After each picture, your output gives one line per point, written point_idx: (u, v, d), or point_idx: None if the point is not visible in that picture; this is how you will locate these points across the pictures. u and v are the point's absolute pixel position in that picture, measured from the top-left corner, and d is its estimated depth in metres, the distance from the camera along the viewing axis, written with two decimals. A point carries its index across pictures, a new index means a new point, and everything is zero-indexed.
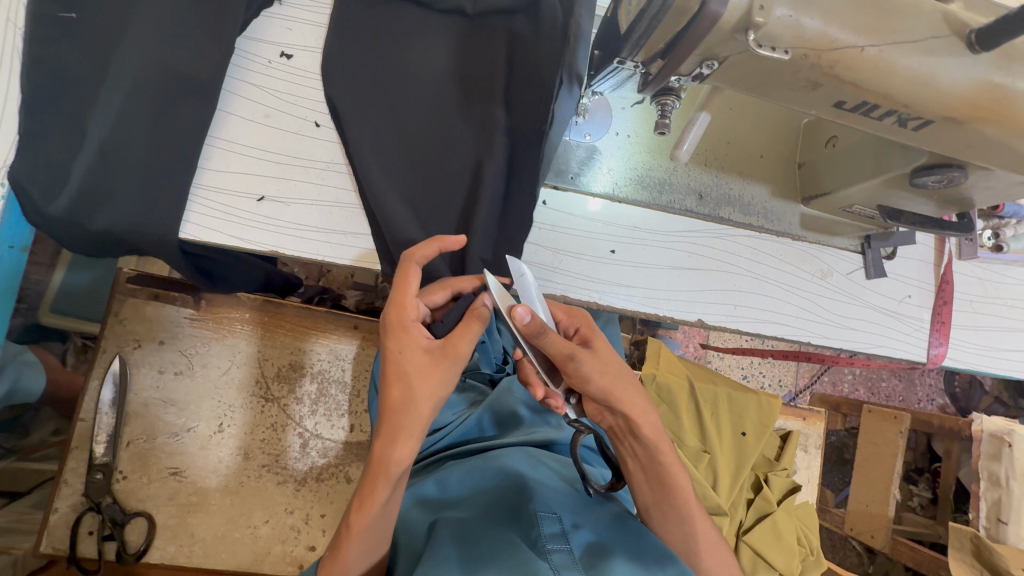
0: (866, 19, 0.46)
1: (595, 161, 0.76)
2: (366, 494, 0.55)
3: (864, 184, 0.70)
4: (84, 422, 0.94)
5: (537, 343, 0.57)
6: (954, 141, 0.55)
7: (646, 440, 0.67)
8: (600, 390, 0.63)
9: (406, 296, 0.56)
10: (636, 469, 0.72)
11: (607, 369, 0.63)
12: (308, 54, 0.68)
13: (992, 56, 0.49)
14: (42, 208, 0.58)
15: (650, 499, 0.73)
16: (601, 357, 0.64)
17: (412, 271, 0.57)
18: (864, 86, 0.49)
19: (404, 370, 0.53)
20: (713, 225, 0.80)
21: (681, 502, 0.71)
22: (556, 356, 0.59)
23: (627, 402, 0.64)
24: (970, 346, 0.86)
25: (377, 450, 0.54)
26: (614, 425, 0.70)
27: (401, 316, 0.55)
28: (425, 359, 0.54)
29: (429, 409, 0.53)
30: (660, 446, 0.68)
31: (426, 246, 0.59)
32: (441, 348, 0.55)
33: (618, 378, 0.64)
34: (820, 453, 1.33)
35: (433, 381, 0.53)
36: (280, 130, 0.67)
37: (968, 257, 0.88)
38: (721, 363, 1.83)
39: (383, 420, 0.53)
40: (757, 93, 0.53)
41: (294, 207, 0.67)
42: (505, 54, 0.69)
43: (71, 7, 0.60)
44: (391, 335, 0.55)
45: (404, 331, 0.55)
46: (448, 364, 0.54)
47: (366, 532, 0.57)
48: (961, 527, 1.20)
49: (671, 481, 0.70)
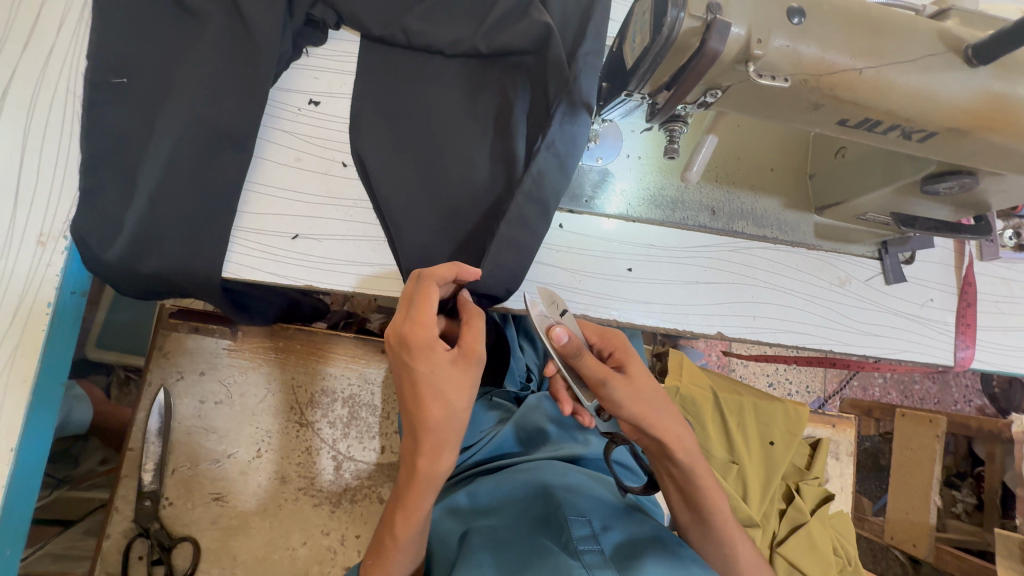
0: (862, 43, 0.48)
1: (608, 183, 0.79)
2: (411, 505, 0.61)
3: (876, 193, 0.71)
4: (132, 451, 1.00)
5: (573, 364, 0.62)
6: (962, 149, 0.56)
7: (681, 463, 0.68)
8: (634, 416, 0.65)
9: (426, 316, 0.57)
10: (672, 487, 0.75)
11: (639, 395, 0.64)
12: (334, 100, 0.73)
13: (989, 68, 0.50)
14: (99, 255, 0.63)
15: (688, 517, 0.75)
16: (636, 381, 0.66)
17: (431, 289, 0.59)
18: (865, 105, 0.51)
19: (439, 388, 0.56)
20: (727, 238, 0.82)
21: (717, 517, 0.72)
22: (590, 380, 0.63)
23: (661, 427, 0.66)
24: (999, 348, 0.85)
25: (422, 467, 0.58)
26: (649, 446, 0.71)
27: (426, 334, 0.57)
28: (456, 371, 0.57)
29: (465, 416, 0.58)
30: (694, 468, 0.70)
31: (445, 267, 0.61)
32: (467, 356, 0.58)
33: (652, 404, 0.65)
34: (852, 460, 1.31)
35: (467, 390, 0.57)
36: (311, 171, 0.72)
37: (990, 258, 0.87)
38: (746, 371, 1.81)
39: (425, 439, 0.57)
40: (762, 115, 0.55)
41: (325, 243, 0.71)
42: (521, 91, 0.74)
43: (122, 73, 0.66)
44: (419, 355, 0.56)
45: (431, 349, 0.56)
46: (476, 370, 0.58)
47: (412, 538, 0.63)
48: (1008, 533, 1.16)
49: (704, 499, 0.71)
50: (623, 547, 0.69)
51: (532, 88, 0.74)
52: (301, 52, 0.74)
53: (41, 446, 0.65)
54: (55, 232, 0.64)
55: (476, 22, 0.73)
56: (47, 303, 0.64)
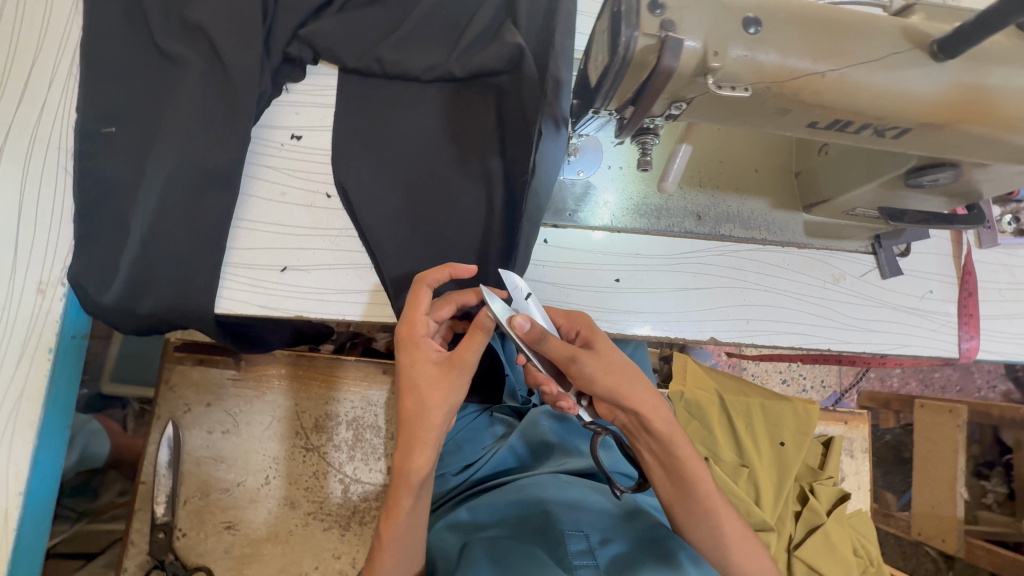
0: (822, 46, 0.48)
1: (591, 196, 0.79)
2: (393, 502, 0.66)
3: (862, 189, 0.70)
4: (144, 485, 1.02)
5: (539, 348, 0.62)
6: (940, 143, 0.55)
7: (659, 435, 0.72)
8: (606, 389, 0.66)
9: (416, 316, 0.63)
10: (654, 464, 0.77)
11: (609, 368, 0.66)
12: (316, 133, 0.75)
13: (957, 62, 0.50)
14: (96, 299, 0.66)
15: (672, 493, 0.77)
16: (605, 356, 0.67)
17: (423, 293, 0.63)
18: (832, 108, 0.51)
19: (416, 382, 0.62)
20: (715, 243, 0.81)
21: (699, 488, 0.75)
22: (560, 359, 0.63)
23: (635, 398, 0.68)
24: (1006, 336, 0.83)
25: (400, 461, 0.64)
26: (627, 424, 0.75)
27: (411, 333, 0.63)
28: (434, 371, 0.61)
29: (440, 418, 0.61)
30: (673, 440, 0.73)
31: (437, 270, 0.64)
32: (449, 359, 0.62)
33: (621, 376, 0.67)
34: (868, 457, 1.28)
35: (442, 391, 0.61)
36: (296, 204, 0.73)
37: (989, 245, 0.85)
38: (757, 369, 1.78)
39: (403, 430, 0.63)
40: (732, 123, 0.55)
41: (314, 273, 0.72)
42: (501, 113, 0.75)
43: (110, 122, 0.68)
44: (404, 350, 0.63)
45: (416, 346, 0.62)
46: (455, 375, 0.61)
47: (401, 538, 0.67)
48: None
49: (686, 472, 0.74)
50: (621, 558, 0.72)
51: (509, 109, 0.74)
52: (281, 89, 0.76)
53: (50, 463, 0.67)
54: (53, 280, 0.66)
55: (450, 48, 0.75)
56: (48, 349, 0.66)
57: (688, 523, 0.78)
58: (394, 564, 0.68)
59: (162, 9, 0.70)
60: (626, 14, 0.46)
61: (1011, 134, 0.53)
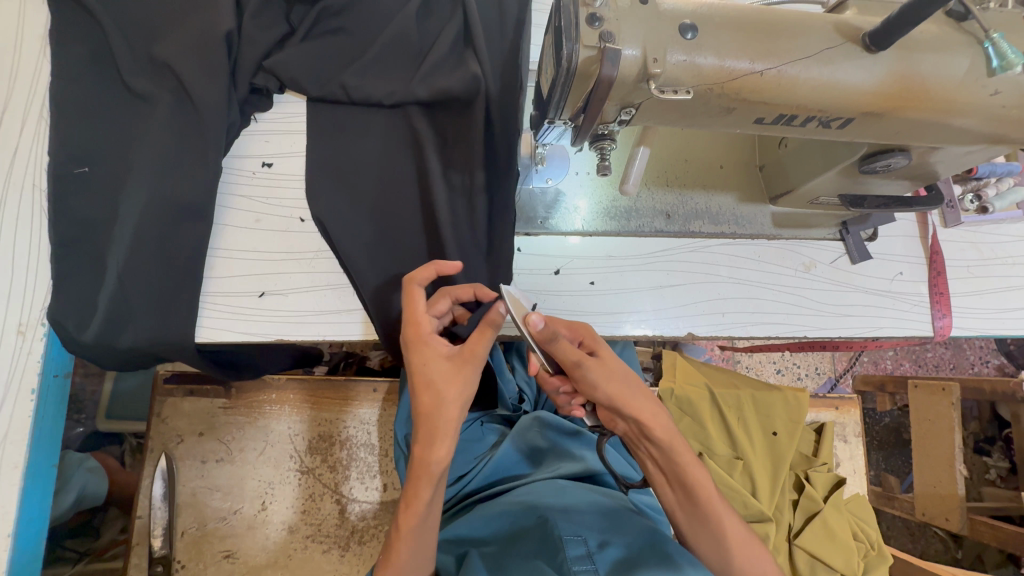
0: (758, 46, 0.50)
1: (562, 202, 0.81)
2: (412, 495, 0.64)
3: (822, 178, 0.72)
4: (140, 519, 1.02)
5: (547, 349, 0.62)
6: (885, 130, 0.57)
7: (660, 443, 0.69)
8: (608, 397, 0.65)
9: (418, 313, 0.63)
10: (656, 471, 0.75)
11: (613, 376, 0.65)
12: (286, 160, 0.77)
13: (889, 52, 0.52)
14: (77, 337, 0.67)
15: (674, 501, 0.75)
16: (607, 364, 0.66)
17: (417, 291, 0.64)
18: (774, 103, 0.53)
19: (431, 378, 0.61)
20: (687, 240, 0.83)
21: (703, 496, 0.72)
22: (566, 363, 0.63)
23: (635, 406, 0.66)
24: (977, 312, 0.85)
25: (419, 452, 0.62)
26: (628, 431, 0.73)
27: (418, 332, 0.62)
28: (447, 366, 0.61)
29: (457, 409, 0.61)
30: (674, 448, 0.70)
31: (425, 269, 0.64)
32: (459, 354, 0.62)
33: (624, 384, 0.66)
34: (862, 440, 1.28)
35: (457, 385, 0.61)
36: (271, 230, 0.75)
37: (954, 224, 0.87)
38: (751, 361, 1.79)
39: (421, 427, 0.62)
40: (683, 125, 0.57)
41: (291, 296, 0.74)
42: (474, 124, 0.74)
43: (83, 162, 0.70)
44: (414, 349, 0.62)
45: (424, 344, 0.62)
46: (467, 367, 0.61)
47: (417, 530, 0.65)
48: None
49: (690, 482, 0.71)
50: (620, 563, 0.69)
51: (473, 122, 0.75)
52: (250, 119, 0.78)
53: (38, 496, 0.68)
54: (33, 320, 0.67)
55: (414, 68, 0.77)
56: (31, 389, 0.67)
57: (691, 525, 0.75)
58: (410, 559, 0.66)
59: (128, 49, 0.72)
60: (566, 29, 0.49)
61: (950, 118, 0.55)
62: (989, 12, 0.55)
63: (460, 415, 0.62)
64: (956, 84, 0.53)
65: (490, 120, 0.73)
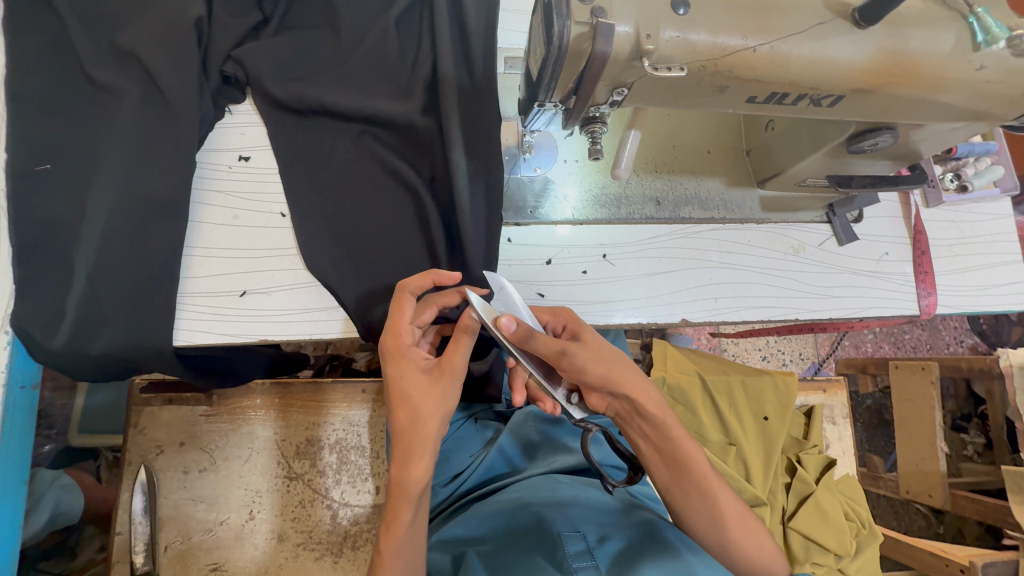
0: (750, 22, 0.50)
1: (551, 191, 0.80)
2: (391, 519, 0.62)
3: (809, 160, 0.72)
4: (120, 535, 0.97)
5: (526, 348, 0.60)
6: (873, 106, 0.57)
7: (651, 417, 0.67)
8: (598, 377, 0.63)
9: (400, 324, 0.61)
10: (650, 450, 0.73)
11: (600, 356, 0.64)
12: (263, 153, 0.74)
13: (879, 27, 0.52)
14: (44, 345, 0.62)
15: (669, 479, 0.72)
16: (593, 345, 0.65)
17: (406, 301, 0.63)
18: (766, 81, 0.52)
19: (407, 393, 0.60)
20: (676, 226, 0.82)
21: (696, 469, 0.70)
22: (550, 355, 0.60)
23: (626, 383, 0.65)
24: (961, 289, 0.86)
25: (396, 473, 0.61)
26: (619, 410, 0.70)
27: (397, 344, 0.61)
28: (425, 380, 0.60)
29: (435, 426, 0.60)
30: (666, 423, 0.69)
31: (420, 278, 0.64)
32: (437, 366, 0.61)
33: (613, 363, 0.65)
34: (849, 421, 1.30)
35: (434, 399, 0.60)
36: (250, 227, 0.72)
37: (936, 204, 0.88)
38: (738, 349, 1.81)
39: (398, 443, 0.60)
40: (674, 106, 0.56)
41: (274, 294, 0.71)
42: (457, 109, 0.71)
43: (45, 159, 0.66)
44: (392, 361, 0.61)
45: (402, 357, 0.61)
46: (445, 382, 0.60)
47: (400, 556, 0.62)
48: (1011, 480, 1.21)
49: (684, 456, 0.69)
50: (620, 557, 0.68)
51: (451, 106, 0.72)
52: (224, 111, 0.74)
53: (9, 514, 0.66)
54: None
55: (394, 57, 0.75)
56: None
57: (683, 498, 0.72)
58: None
59: (89, 40, 0.68)
60: (557, 6, 0.47)
61: (937, 94, 0.56)
62: None
63: (437, 431, 0.60)
64: (943, 58, 0.54)
65: (476, 107, 0.72)
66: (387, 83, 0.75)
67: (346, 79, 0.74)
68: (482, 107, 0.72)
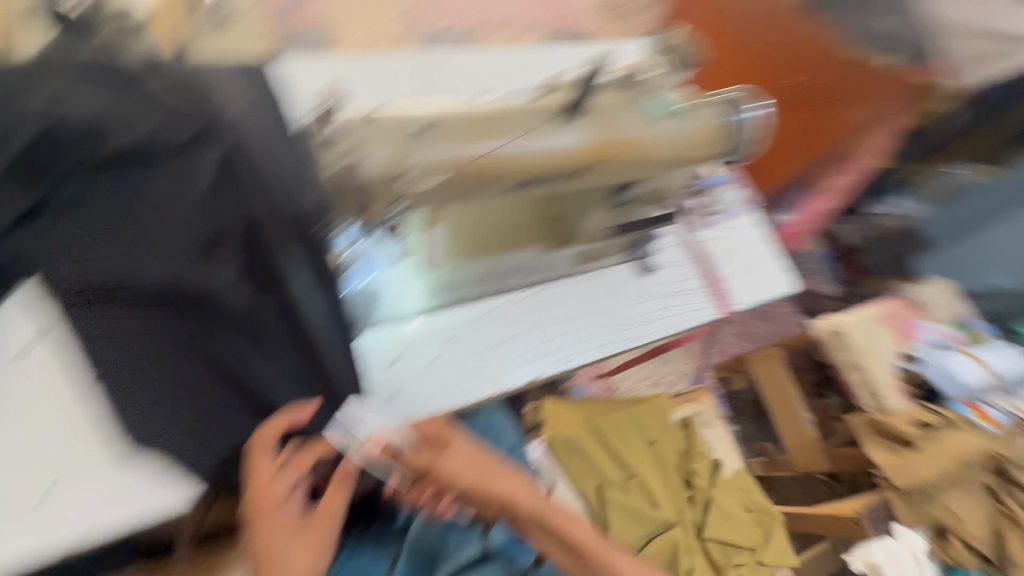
0: (487, 132, 0.62)
1: (385, 295, 0.82)
2: None
3: (592, 218, 0.87)
4: None
5: (398, 462, 0.74)
6: (608, 173, 0.72)
7: (530, 513, 0.75)
8: (471, 486, 0.72)
9: (266, 487, 0.65)
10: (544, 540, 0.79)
11: (468, 467, 0.72)
12: (48, 350, 0.63)
13: (586, 120, 0.68)
14: None
15: (568, 562, 0.80)
16: (460, 456, 0.73)
17: (264, 463, 0.65)
18: (517, 172, 0.64)
19: (279, 552, 0.66)
20: (508, 295, 0.91)
21: (585, 545, 0.78)
22: (418, 470, 0.72)
23: (498, 488, 0.73)
24: (744, 287, 1.07)
25: None
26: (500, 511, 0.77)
27: (264, 507, 0.65)
28: (297, 535, 0.67)
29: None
30: (545, 511, 0.76)
31: (274, 433, 0.66)
32: (310, 519, 0.69)
33: (481, 471, 0.73)
34: (725, 421, 1.44)
35: (307, 551, 0.68)
36: (52, 410, 0.63)
37: (703, 227, 1.10)
38: (629, 382, 1.95)
39: None
40: (454, 202, 0.66)
41: (97, 477, 0.64)
42: (280, 248, 0.63)
43: None
44: (260, 524, 0.66)
45: (270, 519, 0.66)
46: (318, 532, 0.69)
47: None
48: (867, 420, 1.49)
49: (569, 536, 0.78)
50: None
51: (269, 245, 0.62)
52: None
53: None
54: None
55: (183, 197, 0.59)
56: None
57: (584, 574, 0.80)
58: None
59: None
60: None
61: (649, 153, 0.72)
62: (639, 81, 0.79)
63: None
64: (641, 128, 0.71)
65: (302, 232, 0.64)
66: (177, 237, 0.60)
67: (125, 246, 0.59)
68: (317, 245, 0.66)
